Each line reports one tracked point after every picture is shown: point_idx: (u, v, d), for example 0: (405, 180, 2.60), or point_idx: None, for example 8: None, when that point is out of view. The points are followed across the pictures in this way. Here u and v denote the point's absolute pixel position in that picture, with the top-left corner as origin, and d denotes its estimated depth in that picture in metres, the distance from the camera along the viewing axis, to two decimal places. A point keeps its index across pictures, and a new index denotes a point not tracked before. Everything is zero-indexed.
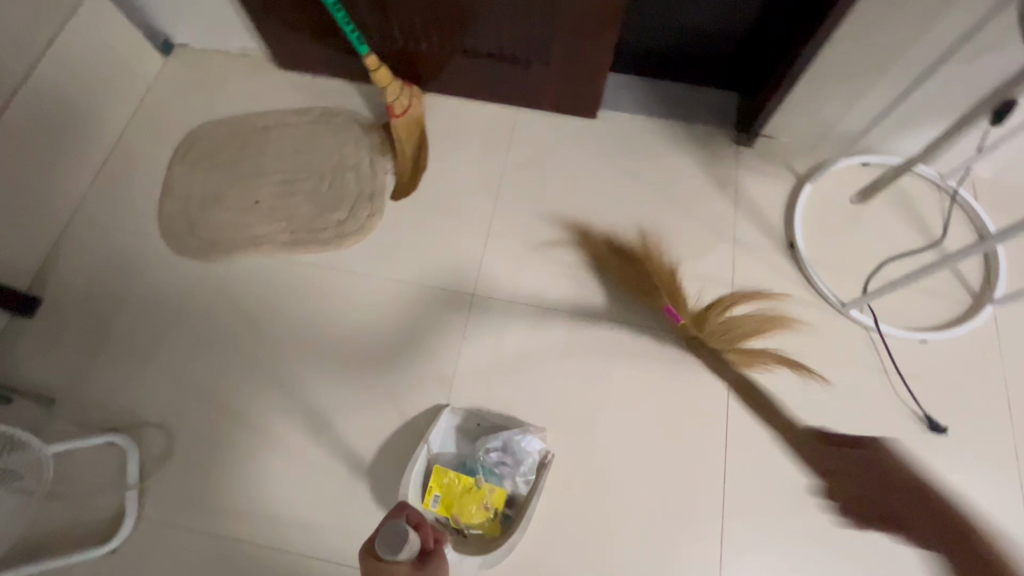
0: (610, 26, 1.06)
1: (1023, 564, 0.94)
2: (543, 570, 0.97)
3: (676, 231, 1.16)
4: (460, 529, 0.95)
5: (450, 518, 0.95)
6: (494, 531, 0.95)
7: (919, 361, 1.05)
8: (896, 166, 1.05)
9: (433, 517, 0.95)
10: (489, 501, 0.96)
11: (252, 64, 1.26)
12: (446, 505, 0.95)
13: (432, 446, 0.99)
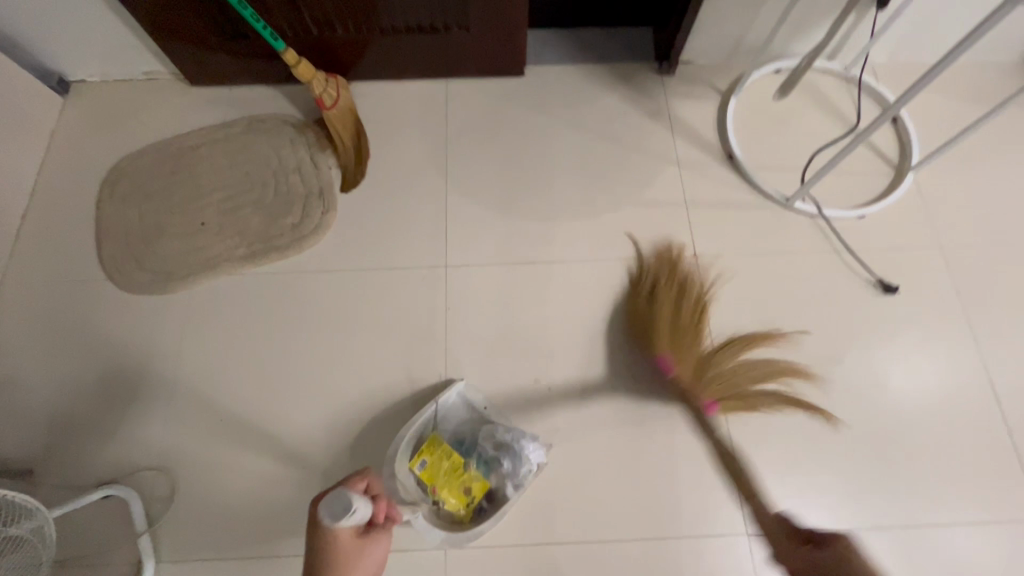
0: None
1: (989, 388, 1.05)
2: (573, 513, 0.98)
3: (625, 164, 1.22)
4: (433, 502, 0.95)
5: (429, 488, 0.95)
6: (465, 515, 0.95)
7: (862, 234, 1.15)
8: (806, 61, 1.17)
9: (413, 480, 0.96)
10: (471, 487, 0.96)
11: (161, 88, 1.28)
12: (428, 475, 0.95)
13: (434, 417, 1.00)
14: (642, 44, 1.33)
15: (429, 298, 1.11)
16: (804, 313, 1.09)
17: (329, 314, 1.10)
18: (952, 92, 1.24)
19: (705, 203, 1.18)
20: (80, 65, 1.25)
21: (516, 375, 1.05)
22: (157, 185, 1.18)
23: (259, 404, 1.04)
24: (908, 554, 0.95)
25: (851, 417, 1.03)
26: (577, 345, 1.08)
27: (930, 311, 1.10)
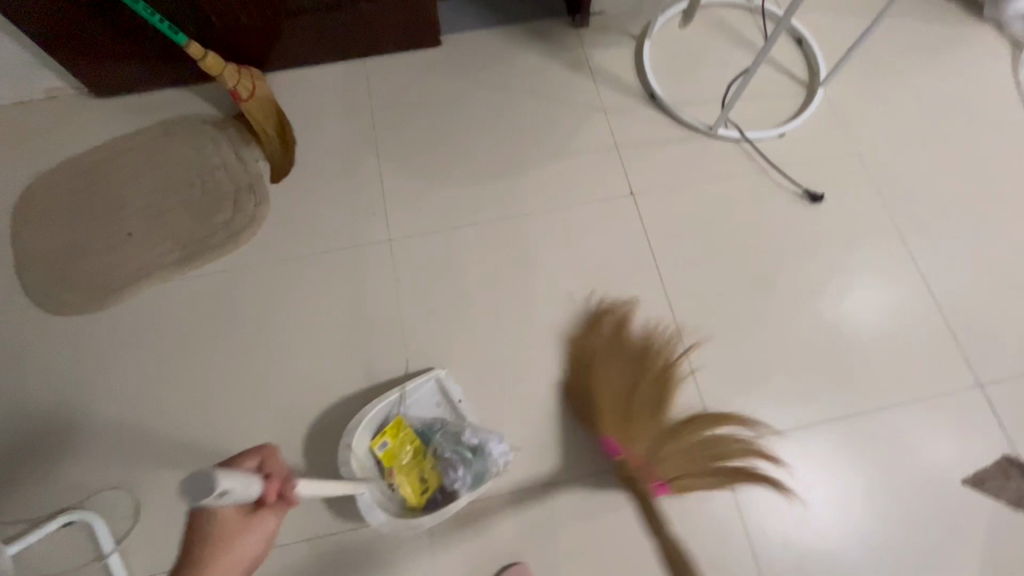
0: None
1: (918, 274, 1.11)
2: (547, 456, 0.99)
3: (553, 117, 1.23)
4: (387, 483, 0.95)
5: (387, 468, 0.94)
6: (415, 502, 0.94)
7: (785, 151, 1.20)
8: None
9: (371, 458, 0.95)
10: (428, 476, 0.96)
11: (64, 103, 1.22)
12: (388, 456, 0.95)
13: (404, 400, 0.98)
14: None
15: (377, 275, 1.10)
16: (741, 234, 1.13)
17: (278, 305, 1.08)
18: (845, 10, 1.32)
19: (633, 144, 1.21)
20: None
21: (475, 334, 1.06)
22: (73, 203, 1.13)
23: (217, 406, 1.01)
24: (865, 439, 1.00)
25: (797, 321, 1.08)
26: (531, 296, 1.09)
27: (856, 213, 1.16)
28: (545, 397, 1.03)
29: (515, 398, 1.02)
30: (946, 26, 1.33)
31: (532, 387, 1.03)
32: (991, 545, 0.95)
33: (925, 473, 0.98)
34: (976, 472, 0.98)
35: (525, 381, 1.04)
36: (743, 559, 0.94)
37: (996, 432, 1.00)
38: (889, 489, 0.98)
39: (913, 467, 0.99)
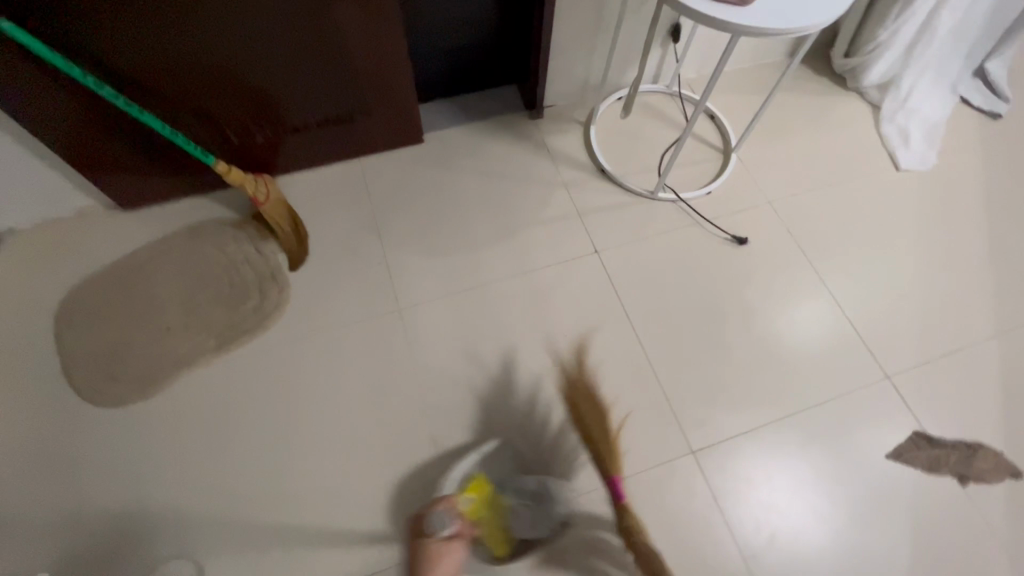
0: (402, 68, 1.35)
1: (828, 293, 1.39)
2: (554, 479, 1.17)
3: (523, 193, 1.49)
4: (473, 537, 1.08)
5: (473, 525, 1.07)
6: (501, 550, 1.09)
7: (712, 205, 1.48)
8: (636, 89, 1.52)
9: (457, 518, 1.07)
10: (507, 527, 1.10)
11: (95, 219, 1.39)
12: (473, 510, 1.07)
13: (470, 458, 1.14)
14: (512, 97, 1.63)
15: (391, 340, 1.29)
16: (687, 275, 1.39)
17: (307, 375, 1.24)
18: (744, 89, 1.66)
19: (592, 210, 1.47)
20: (10, 216, 1.33)
21: (482, 382, 1.25)
22: (113, 305, 1.28)
23: (263, 470, 1.15)
24: (807, 431, 1.23)
25: (741, 341, 1.32)
26: (524, 344, 1.30)
27: (774, 249, 1.44)
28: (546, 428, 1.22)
29: (521, 431, 1.20)
30: (821, 96, 1.69)
31: (534, 420, 1.22)
32: (914, 504, 1.17)
33: (857, 453, 1.21)
34: (896, 447, 1.22)
35: (528, 417, 1.22)
36: (725, 544, 1.13)
37: (906, 412, 1.25)
38: (831, 470, 1.20)
39: (847, 450, 1.22)
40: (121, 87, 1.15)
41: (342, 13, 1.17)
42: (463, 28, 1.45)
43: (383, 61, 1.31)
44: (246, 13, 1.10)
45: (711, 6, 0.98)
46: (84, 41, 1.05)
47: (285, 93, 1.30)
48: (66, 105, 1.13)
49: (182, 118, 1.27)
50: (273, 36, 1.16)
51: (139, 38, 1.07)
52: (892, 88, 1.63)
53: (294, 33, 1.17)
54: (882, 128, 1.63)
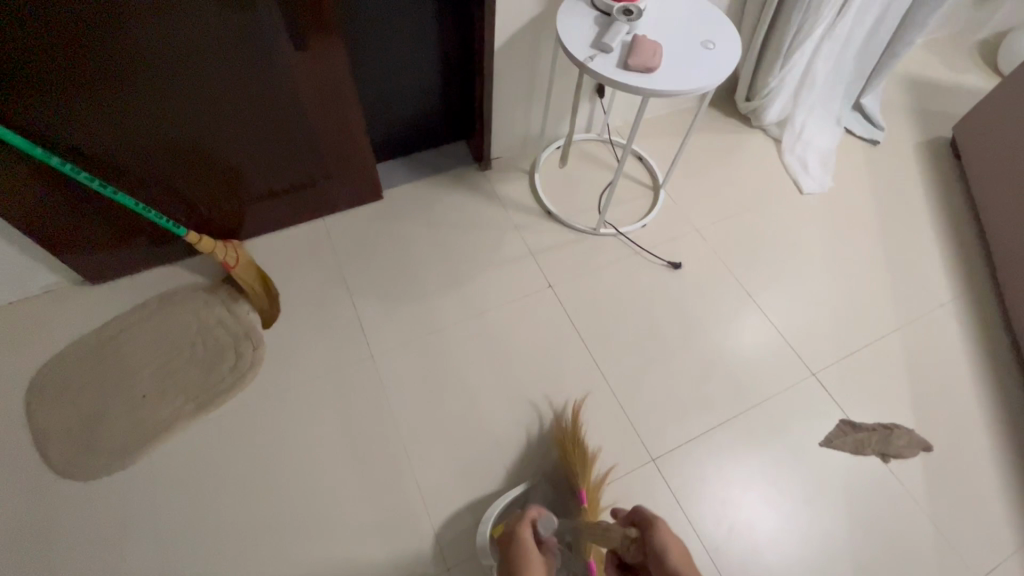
0: (359, 135, 1.48)
1: (755, 304, 1.58)
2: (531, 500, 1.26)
3: (479, 237, 1.63)
4: None
5: None
6: None
7: (648, 236, 1.66)
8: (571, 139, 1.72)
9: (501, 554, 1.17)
10: None
11: (62, 294, 1.42)
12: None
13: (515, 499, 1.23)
14: (461, 151, 1.80)
15: (366, 385, 1.36)
16: (632, 300, 1.55)
17: (287, 426, 1.29)
18: (665, 133, 1.89)
19: (542, 248, 1.62)
20: None
21: (455, 416, 1.34)
22: (86, 379, 1.30)
23: (247, 522, 1.18)
24: (751, 429, 1.38)
25: (684, 354, 1.48)
26: (491, 376, 1.40)
27: (705, 269, 1.62)
28: (518, 451, 1.31)
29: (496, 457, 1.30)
30: (731, 134, 1.93)
31: (507, 446, 1.32)
32: (849, 484, 1.33)
33: (795, 444, 1.37)
34: (827, 435, 1.38)
35: (501, 443, 1.32)
36: (690, 541, 1.24)
37: (831, 403, 1.43)
38: (774, 461, 1.34)
39: (786, 442, 1.37)
40: (88, 167, 1.22)
41: (297, 88, 1.29)
42: (412, 96, 1.61)
43: (341, 131, 1.45)
44: (209, 93, 1.21)
45: (623, 74, 1.17)
46: (52, 128, 1.12)
47: (250, 164, 1.41)
48: (34, 187, 1.19)
49: (150, 194, 1.35)
50: (236, 114, 1.28)
51: (105, 121, 1.15)
52: (788, 125, 1.89)
53: (255, 111, 1.30)
54: (785, 158, 1.89)
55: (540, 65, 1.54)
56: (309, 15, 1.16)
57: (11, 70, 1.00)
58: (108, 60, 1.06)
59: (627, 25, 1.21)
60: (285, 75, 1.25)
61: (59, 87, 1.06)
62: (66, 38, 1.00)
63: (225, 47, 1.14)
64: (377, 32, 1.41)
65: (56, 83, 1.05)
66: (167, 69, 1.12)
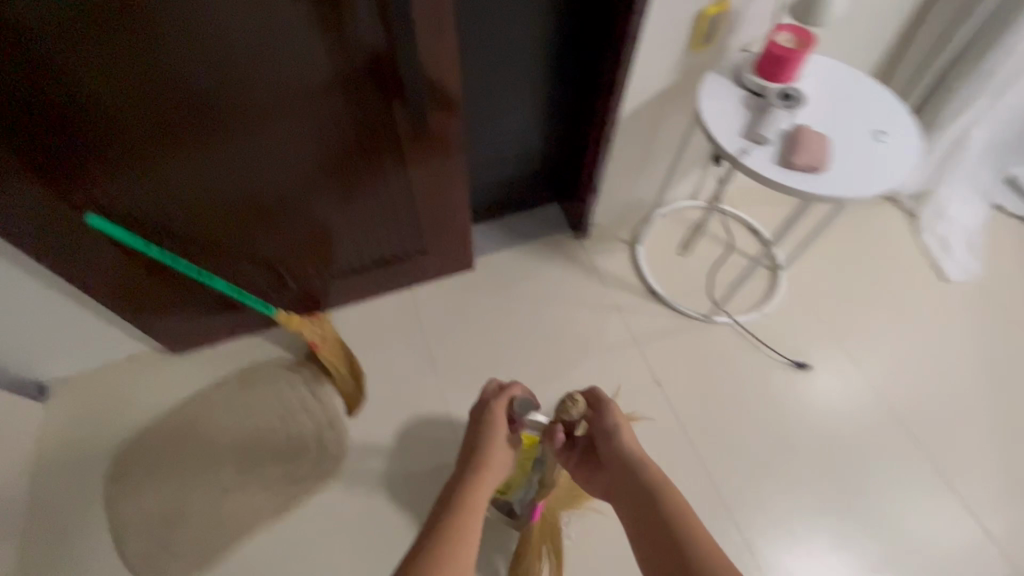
0: (460, 208, 1.36)
1: (893, 415, 1.40)
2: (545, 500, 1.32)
3: (576, 319, 1.48)
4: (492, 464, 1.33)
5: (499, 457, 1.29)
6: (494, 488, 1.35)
7: (768, 327, 1.48)
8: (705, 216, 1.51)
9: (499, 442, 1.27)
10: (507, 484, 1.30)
11: (145, 362, 1.37)
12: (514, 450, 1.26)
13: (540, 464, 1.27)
14: (555, 217, 1.65)
15: None
16: (745, 404, 1.39)
17: (371, 537, 1.18)
18: (782, 202, 1.70)
19: (646, 335, 1.46)
20: (57, 368, 1.31)
21: None
22: (167, 466, 1.24)
23: None
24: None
25: (816, 477, 1.32)
26: None
27: (832, 371, 1.44)
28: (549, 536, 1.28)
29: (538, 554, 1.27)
30: (857, 205, 1.71)
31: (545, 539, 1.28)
32: None
33: None
34: None
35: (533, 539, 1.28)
36: None
37: (996, 555, 1.25)
38: None
39: None
40: (182, 245, 1.14)
41: (406, 167, 1.19)
42: (512, 161, 1.49)
43: (443, 205, 1.33)
44: (316, 172, 1.11)
45: (785, 174, 1.00)
46: (152, 205, 1.04)
47: (344, 238, 1.30)
48: (131, 267, 1.13)
49: (242, 271, 1.27)
50: (337, 194, 1.19)
51: (205, 199, 1.07)
52: (930, 199, 1.65)
53: (357, 191, 1.20)
54: (923, 238, 1.65)
55: (661, 136, 1.38)
56: (434, 96, 1.06)
57: (122, 156, 0.93)
58: (219, 145, 0.98)
59: (787, 112, 1.04)
60: (397, 153, 1.15)
61: (164, 166, 0.97)
62: (181, 118, 0.91)
63: (342, 127, 1.04)
64: (490, 99, 1.29)
65: (165, 168, 0.98)
66: (277, 148, 1.03)
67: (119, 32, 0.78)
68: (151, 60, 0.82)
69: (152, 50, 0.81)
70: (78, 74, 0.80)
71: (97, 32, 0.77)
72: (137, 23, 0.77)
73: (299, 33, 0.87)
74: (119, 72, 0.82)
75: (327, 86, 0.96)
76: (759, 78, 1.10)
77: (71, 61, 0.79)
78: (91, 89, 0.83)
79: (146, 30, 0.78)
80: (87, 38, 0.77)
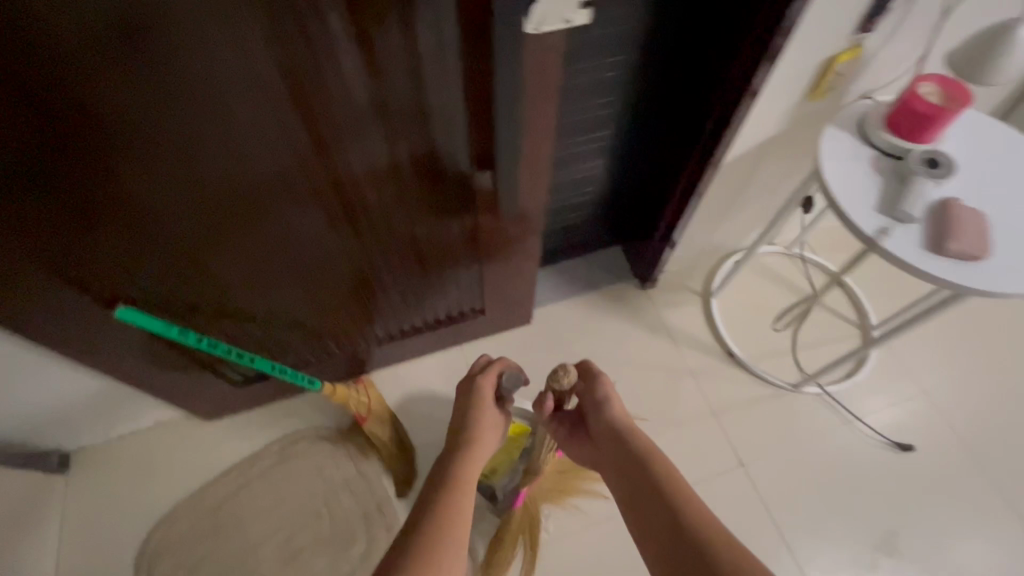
0: (524, 271, 1.19)
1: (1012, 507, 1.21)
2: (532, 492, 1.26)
3: (645, 385, 1.34)
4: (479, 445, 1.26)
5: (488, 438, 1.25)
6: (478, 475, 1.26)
7: (863, 398, 1.31)
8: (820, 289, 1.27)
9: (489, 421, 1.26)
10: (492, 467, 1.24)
11: (174, 429, 1.24)
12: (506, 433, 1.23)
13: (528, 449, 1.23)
14: (619, 262, 1.49)
15: None
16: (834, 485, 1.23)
17: None
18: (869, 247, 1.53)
19: (725, 406, 1.31)
20: (79, 437, 1.19)
21: None
22: (201, 555, 1.13)
23: None
24: None
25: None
26: None
27: (939, 453, 1.26)
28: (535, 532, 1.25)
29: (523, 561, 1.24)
30: None
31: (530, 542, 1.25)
32: None
33: None
34: None
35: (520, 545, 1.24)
36: None
37: None
38: None
39: None
40: (203, 323, 0.94)
41: (479, 240, 1.00)
42: (578, 207, 1.32)
43: (507, 269, 1.15)
44: (378, 244, 0.93)
45: (934, 262, 0.83)
46: (184, 284, 0.85)
47: (392, 304, 1.14)
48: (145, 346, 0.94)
49: (275, 343, 1.09)
50: (384, 260, 0.97)
51: (248, 275, 0.88)
52: None
53: (409, 255, 0.99)
54: None
55: (752, 184, 1.21)
56: (522, 174, 0.87)
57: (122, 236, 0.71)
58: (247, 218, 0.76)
59: (934, 183, 0.88)
60: (472, 228, 0.96)
61: (203, 246, 0.78)
62: (228, 198, 0.72)
63: (414, 200, 0.85)
64: (565, 149, 1.12)
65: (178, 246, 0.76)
66: (337, 224, 0.84)
67: (159, 113, 0.58)
68: (197, 141, 0.62)
69: (200, 131, 0.61)
70: (101, 160, 0.61)
71: (131, 113, 0.57)
72: (182, 102, 0.58)
73: (385, 108, 0.67)
74: (153, 156, 0.62)
75: (406, 161, 0.77)
76: (894, 135, 0.93)
77: (95, 147, 0.59)
78: (117, 175, 0.63)
79: (194, 109, 0.59)
80: (116, 120, 0.57)
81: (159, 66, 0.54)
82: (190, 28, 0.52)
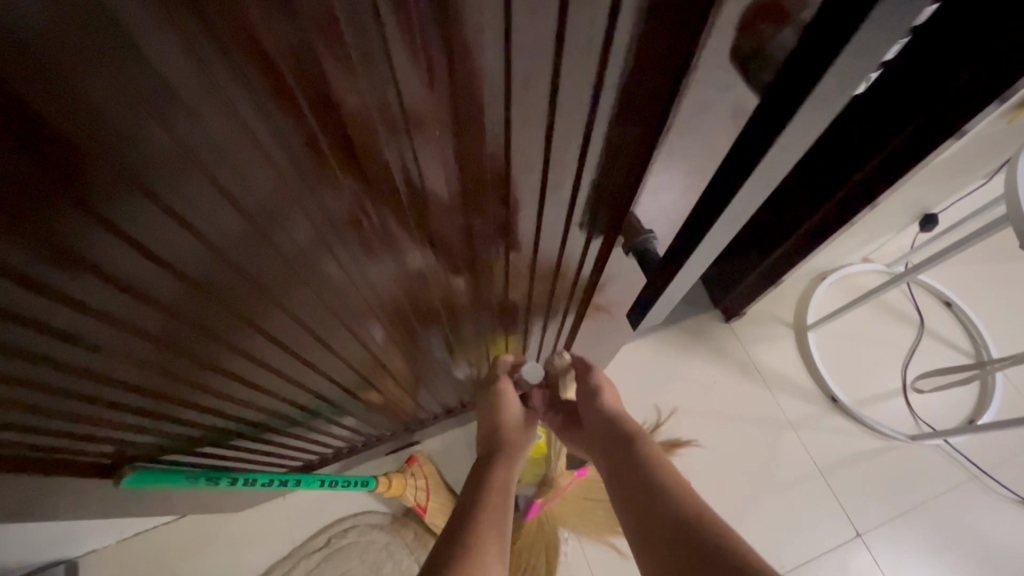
0: (612, 333, 0.97)
1: None
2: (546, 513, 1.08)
3: (739, 441, 1.17)
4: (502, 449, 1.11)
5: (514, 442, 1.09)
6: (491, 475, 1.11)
7: (988, 448, 1.15)
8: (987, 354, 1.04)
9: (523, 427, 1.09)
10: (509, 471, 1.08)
11: (200, 523, 1.05)
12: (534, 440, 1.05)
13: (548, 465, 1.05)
14: (697, 291, 1.28)
15: None
16: (960, 556, 1.08)
17: None
18: (978, 261, 1.33)
19: (833, 463, 1.15)
20: (92, 543, 0.98)
21: None
22: None
23: None
24: None
25: None
26: None
27: None
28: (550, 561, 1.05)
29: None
30: None
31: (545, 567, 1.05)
32: None
33: None
34: None
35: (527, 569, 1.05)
36: None
37: None
38: None
39: None
40: (206, 466, 0.70)
41: (581, 316, 0.79)
42: None
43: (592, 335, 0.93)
44: (453, 328, 0.68)
45: None
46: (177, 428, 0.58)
47: (435, 390, 0.91)
48: (130, 505, 0.69)
49: (298, 455, 0.87)
50: (439, 349, 0.73)
51: (279, 394, 0.62)
52: None
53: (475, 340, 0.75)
54: None
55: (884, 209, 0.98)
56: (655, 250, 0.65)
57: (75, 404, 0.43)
58: (263, 339, 0.49)
59: None
60: (577, 307, 0.75)
61: (217, 385, 0.52)
62: (257, 336, 0.47)
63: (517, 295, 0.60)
64: None
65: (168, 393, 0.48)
66: (410, 319, 0.59)
67: (129, 263, 0.30)
68: (198, 280, 0.35)
69: (202, 265, 0.34)
70: (30, 340, 0.33)
71: (69, 273, 0.29)
72: (168, 241, 0.30)
73: (506, 190, 0.41)
74: (121, 314, 0.35)
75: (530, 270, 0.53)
76: None
77: (10, 330, 0.31)
78: (64, 349, 0.36)
79: (189, 242, 0.31)
80: (43, 289, 0.29)
81: (117, 203, 0.26)
82: (193, 154, 0.25)
